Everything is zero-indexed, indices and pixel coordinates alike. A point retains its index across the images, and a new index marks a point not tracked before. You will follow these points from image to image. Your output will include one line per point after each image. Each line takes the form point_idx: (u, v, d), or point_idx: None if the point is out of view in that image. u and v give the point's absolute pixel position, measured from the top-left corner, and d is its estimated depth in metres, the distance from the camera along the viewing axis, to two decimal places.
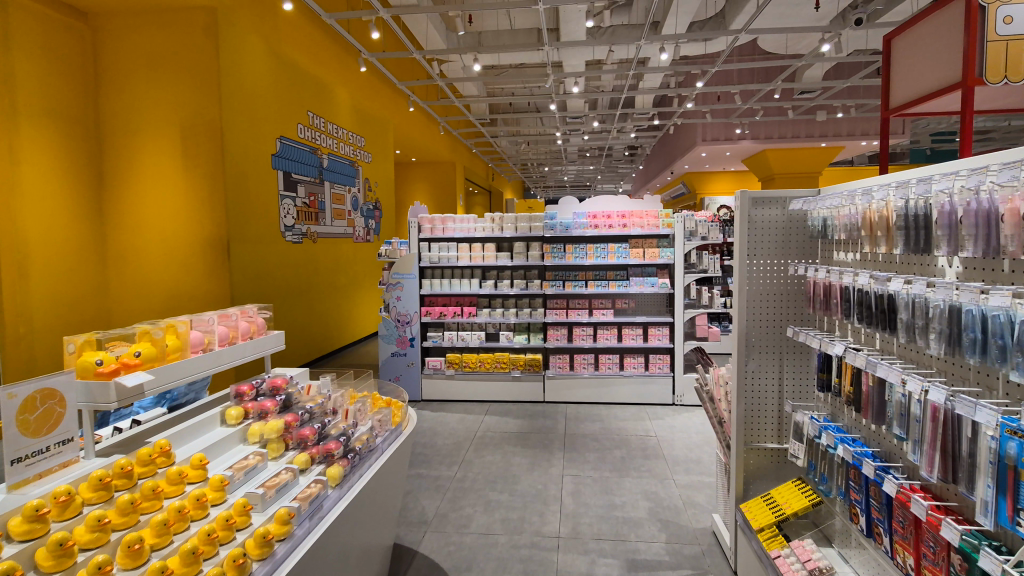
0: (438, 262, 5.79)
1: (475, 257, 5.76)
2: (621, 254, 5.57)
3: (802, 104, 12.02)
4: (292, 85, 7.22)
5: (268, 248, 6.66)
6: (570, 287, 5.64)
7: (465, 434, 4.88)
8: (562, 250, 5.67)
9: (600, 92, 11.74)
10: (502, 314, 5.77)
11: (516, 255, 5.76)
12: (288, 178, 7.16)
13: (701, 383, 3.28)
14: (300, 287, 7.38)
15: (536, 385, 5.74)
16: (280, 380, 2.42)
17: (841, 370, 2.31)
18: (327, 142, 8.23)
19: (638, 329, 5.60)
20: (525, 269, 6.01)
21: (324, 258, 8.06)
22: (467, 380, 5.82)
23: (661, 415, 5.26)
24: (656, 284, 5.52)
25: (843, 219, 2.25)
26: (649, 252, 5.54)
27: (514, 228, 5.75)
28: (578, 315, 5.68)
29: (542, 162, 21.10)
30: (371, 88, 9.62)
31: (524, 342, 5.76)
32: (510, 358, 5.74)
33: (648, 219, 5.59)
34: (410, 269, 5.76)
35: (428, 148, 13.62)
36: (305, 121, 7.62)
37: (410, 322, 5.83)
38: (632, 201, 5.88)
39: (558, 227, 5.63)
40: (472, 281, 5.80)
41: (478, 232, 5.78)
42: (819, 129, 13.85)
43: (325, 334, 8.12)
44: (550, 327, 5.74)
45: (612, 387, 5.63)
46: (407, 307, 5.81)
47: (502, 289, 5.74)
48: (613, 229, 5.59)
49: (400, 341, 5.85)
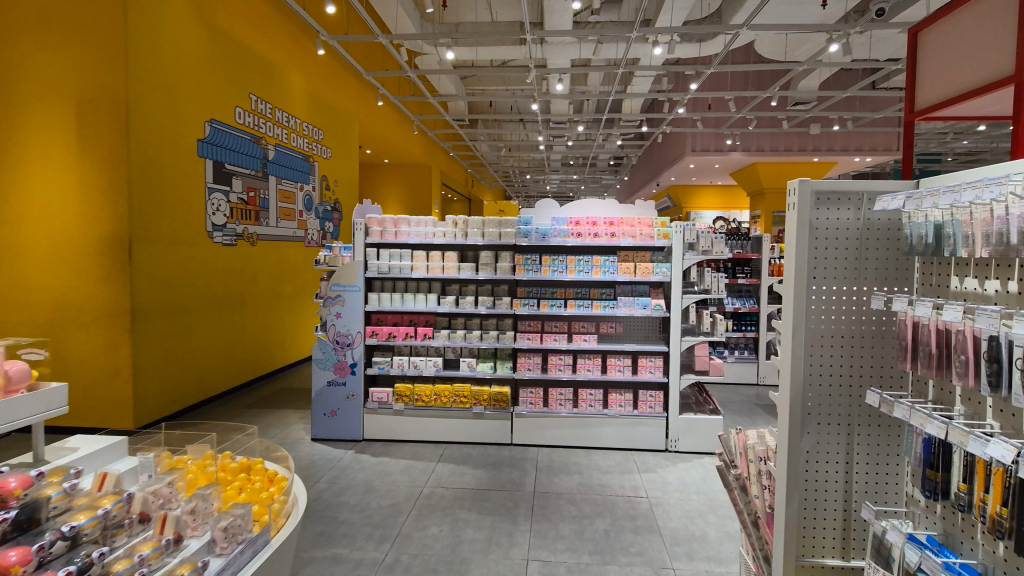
0: (387, 273, 4.80)
1: (432, 268, 4.78)
2: (608, 269, 4.65)
3: (797, 115, 11.44)
4: (228, 61, 6.21)
5: (188, 250, 5.59)
6: (546, 307, 4.69)
7: (408, 491, 3.86)
8: (537, 262, 4.74)
9: (587, 94, 10.96)
10: (464, 337, 4.78)
11: (481, 267, 4.79)
12: (220, 169, 6.11)
13: (723, 459, 2.36)
14: (230, 296, 6.33)
15: (502, 424, 4.75)
16: (17, 480, 1.37)
17: (982, 477, 1.38)
18: (275, 131, 7.23)
19: (626, 359, 4.66)
20: (493, 283, 5.05)
21: (265, 264, 7.00)
22: (418, 417, 4.79)
23: (652, 467, 4.31)
24: (649, 306, 4.59)
25: (993, 223, 1.34)
26: (642, 267, 4.63)
27: (481, 234, 4.80)
28: (556, 341, 4.71)
29: (525, 171, 20.26)
30: (330, 74, 8.63)
31: (489, 372, 4.76)
32: (472, 391, 4.75)
33: (640, 227, 4.68)
34: (353, 279, 4.75)
35: (400, 149, 12.63)
36: (246, 104, 6.60)
37: (352, 345, 4.79)
38: (621, 207, 4.99)
39: (533, 234, 4.71)
40: (429, 296, 4.82)
41: (437, 237, 4.79)
42: (811, 143, 13.20)
43: (265, 350, 7.05)
44: (520, 354, 4.77)
45: (594, 429, 4.67)
46: (349, 326, 4.78)
47: (464, 307, 4.76)
48: (599, 239, 4.67)
49: (338, 367, 4.79)
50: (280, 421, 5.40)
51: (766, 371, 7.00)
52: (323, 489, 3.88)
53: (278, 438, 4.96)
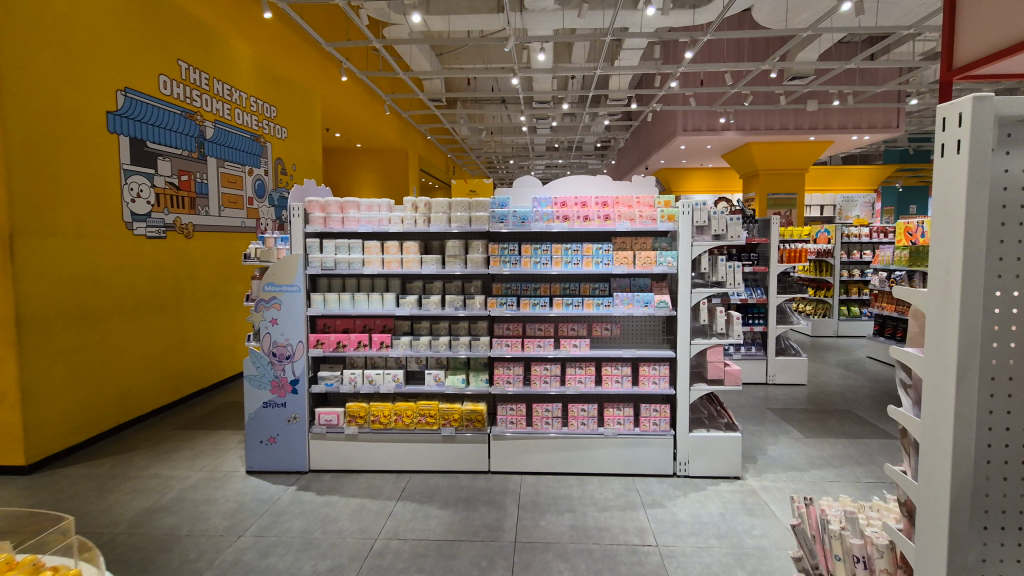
0: (333, 269, 3.93)
1: (388, 262, 3.93)
2: (603, 261, 3.84)
3: (795, 90, 10.70)
4: (149, 20, 5.26)
5: (98, 245, 4.67)
6: (528, 307, 3.86)
7: (355, 547, 3.04)
8: (515, 252, 3.92)
9: (571, 68, 10.11)
10: (429, 345, 3.94)
11: (449, 260, 3.94)
12: (140, 149, 5.16)
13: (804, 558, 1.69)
14: (160, 298, 5.41)
15: (477, 449, 3.94)
16: None
17: None
18: (214, 106, 6.26)
19: (625, 368, 3.88)
20: (465, 278, 4.22)
21: (206, 259, 6.08)
22: (376, 443, 3.95)
23: (660, 501, 3.53)
24: (652, 303, 3.81)
25: None
26: (642, 257, 3.82)
27: (448, 219, 3.94)
28: (540, 348, 3.90)
29: (508, 157, 19.33)
30: (282, 43, 7.64)
31: (460, 387, 3.93)
32: (440, 409, 3.93)
33: (639, 207, 3.88)
34: (291, 278, 3.88)
35: (372, 132, 11.66)
36: (175, 73, 5.64)
37: (292, 358, 3.93)
38: (616, 184, 4.19)
39: (510, 219, 3.87)
40: (385, 296, 3.96)
41: (393, 224, 3.93)
42: (808, 120, 12.46)
43: (209, 358, 6.16)
44: (497, 364, 3.95)
45: (588, 453, 3.88)
46: (288, 335, 3.92)
47: (427, 308, 3.92)
48: (589, 223, 3.86)
49: (276, 385, 3.94)
50: (215, 446, 4.54)
51: (776, 369, 6.30)
52: (246, 549, 3.04)
53: (206, 469, 4.10)
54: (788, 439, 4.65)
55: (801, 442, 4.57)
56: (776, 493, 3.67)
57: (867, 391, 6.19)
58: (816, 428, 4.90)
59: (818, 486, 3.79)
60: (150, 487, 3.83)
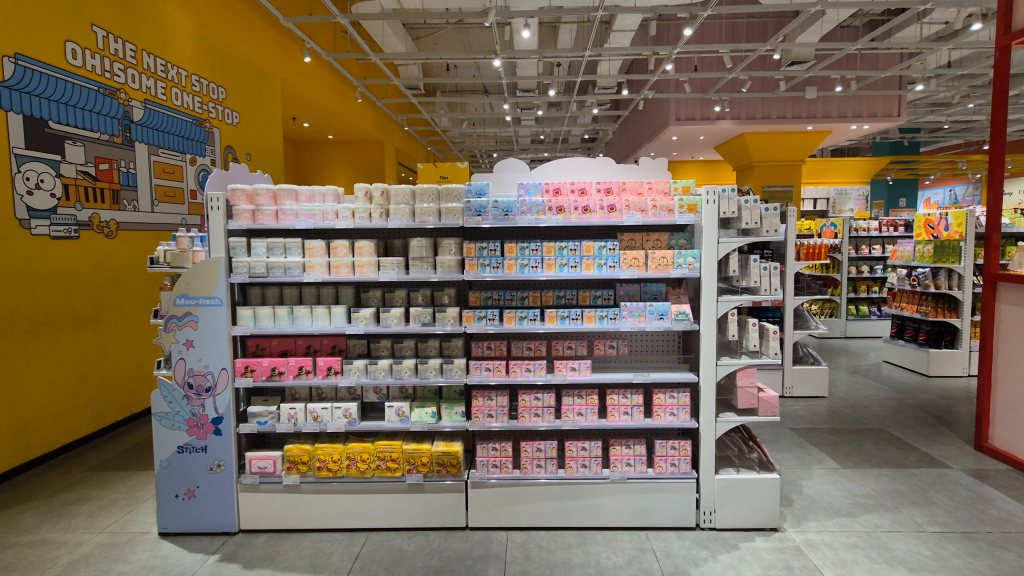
0: (265, 276, 3.08)
1: (336, 267, 3.09)
2: (607, 263, 3.07)
3: (796, 75, 10.04)
4: None
5: None
6: (513, 322, 3.08)
7: None
8: (496, 252, 3.13)
9: (558, 53, 9.30)
10: (390, 370, 3.13)
11: (413, 263, 3.12)
12: (39, 131, 4.25)
13: None
14: (72, 310, 4.51)
15: (451, 499, 3.12)
16: None
17: None
18: (143, 83, 5.34)
19: (636, 396, 3.10)
20: (435, 285, 3.41)
21: (134, 262, 5.17)
22: (322, 496, 3.13)
23: (685, 568, 2.76)
24: (668, 316, 3.06)
25: None
26: (656, 257, 3.06)
27: (411, 211, 3.12)
28: (529, 372, 3.10)
29: (492, 151, 18.46)
30: (230, 14, 6.71)
31: (430, 422, 3.11)
32: (404, 451, 3.11)
33: (651, 195, 3.11)
34: (210, 289, 3.03)
35: (344, 121, 10.74)
36: (90, 41, 4.73)
37: (214, 391, 3.09)
38: (620, 168, 3.41)
39: (489, 212, 3.08)
40: (333, 309, 3.13)
41: (341, 217, 3.09)
42: (806, 109, 11.74)
43: (141, 378, 5.26)
44: (475, 393, 3.14)
45: (589, 502, 3.09)
46: (209, 361, 3.08)
47: (386, 323, 3.10)
48: (589, 215, 3.08)
49: (193, 425, 3.10)
50: (130, 494, 3.65)
51: (793, 380, 5.63)
52: None
53: (109, 530, 3.22)
54: (822, 469, 3.91)
55: (839, 474, 3.83)
56: (826, 551, 2.91)
57: (894, 403, 5.50)
58: (851, 453, 4.18)
59: (874, 537, 3.04)
60: (28, 559, 2.93)
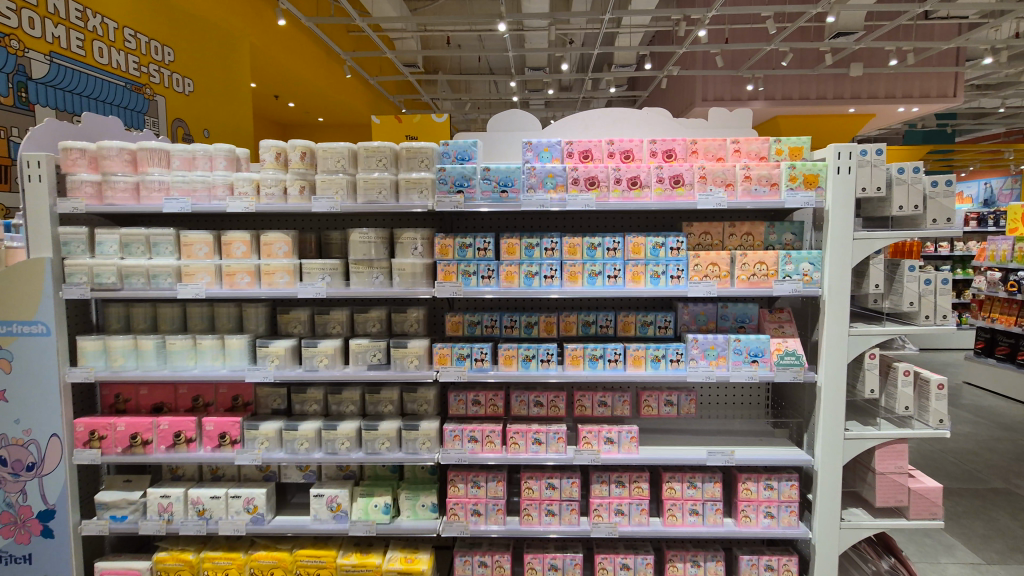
0: (119, 289, 1.93)
1: (230, 274, 1.93)
2: (668, 272, 1.89)
3: (847, 46, 8.66)
4: None
5: None
6: (513, 365, 1.93)
7: None
8: (487, 251, 1.95)
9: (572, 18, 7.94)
10: (317, 438, 1.98)
11: (354, 269, 1.95)
12: None
13: None
14: None
15: None
16: None
17: None
18: (47, 29, 3.39)
19: (711, 487, 1.94)
20: (395, 301, 2.24)
21: None
22: None
23: None
24: (765, 359, 1.89)
25: None
26: (748, 263, 1.86)
27: (353, 186, 1.95)
28: (540, 446, 1.95)
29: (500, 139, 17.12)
30: None
31: (380, 523, 1.96)
32: (339, 567, 1.96)
33: (737, 160, 1.92)
34: (31, 309, 1.91)
35: (331, 100, 9.51)
36: None
37: (42, 469, 1.96)
38: (680, 123, 2.22)
39: (477, 189, 1.91)
40: (228, 342, 1.97)
41: (239, 194, 1.93)
42: (848, 89, 10.22)
43: None
44: (453, 478, 1.98)
45: None
46: (32, 424, 1.94)
47: (311, 366, 1.95)
48: (639, 193, 1.89)
49: (9, 525, 1.96)
50: None
51: None
52: None
53: None
54: (959, 566, 2.69)
55: None
56: None
57: (1009, 447, 4.22)
58: (990, 535, 2.95)
59: None
60: None
